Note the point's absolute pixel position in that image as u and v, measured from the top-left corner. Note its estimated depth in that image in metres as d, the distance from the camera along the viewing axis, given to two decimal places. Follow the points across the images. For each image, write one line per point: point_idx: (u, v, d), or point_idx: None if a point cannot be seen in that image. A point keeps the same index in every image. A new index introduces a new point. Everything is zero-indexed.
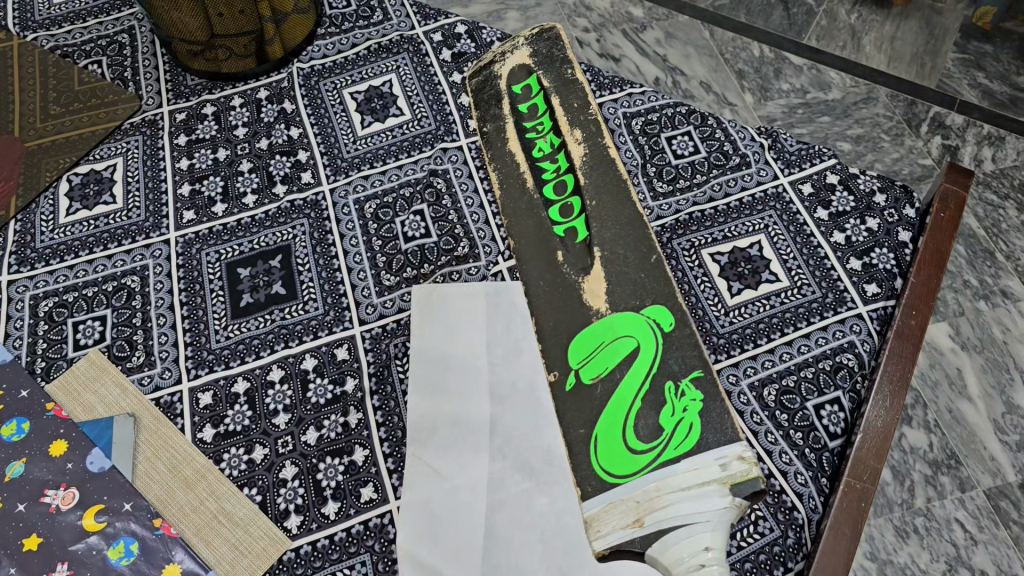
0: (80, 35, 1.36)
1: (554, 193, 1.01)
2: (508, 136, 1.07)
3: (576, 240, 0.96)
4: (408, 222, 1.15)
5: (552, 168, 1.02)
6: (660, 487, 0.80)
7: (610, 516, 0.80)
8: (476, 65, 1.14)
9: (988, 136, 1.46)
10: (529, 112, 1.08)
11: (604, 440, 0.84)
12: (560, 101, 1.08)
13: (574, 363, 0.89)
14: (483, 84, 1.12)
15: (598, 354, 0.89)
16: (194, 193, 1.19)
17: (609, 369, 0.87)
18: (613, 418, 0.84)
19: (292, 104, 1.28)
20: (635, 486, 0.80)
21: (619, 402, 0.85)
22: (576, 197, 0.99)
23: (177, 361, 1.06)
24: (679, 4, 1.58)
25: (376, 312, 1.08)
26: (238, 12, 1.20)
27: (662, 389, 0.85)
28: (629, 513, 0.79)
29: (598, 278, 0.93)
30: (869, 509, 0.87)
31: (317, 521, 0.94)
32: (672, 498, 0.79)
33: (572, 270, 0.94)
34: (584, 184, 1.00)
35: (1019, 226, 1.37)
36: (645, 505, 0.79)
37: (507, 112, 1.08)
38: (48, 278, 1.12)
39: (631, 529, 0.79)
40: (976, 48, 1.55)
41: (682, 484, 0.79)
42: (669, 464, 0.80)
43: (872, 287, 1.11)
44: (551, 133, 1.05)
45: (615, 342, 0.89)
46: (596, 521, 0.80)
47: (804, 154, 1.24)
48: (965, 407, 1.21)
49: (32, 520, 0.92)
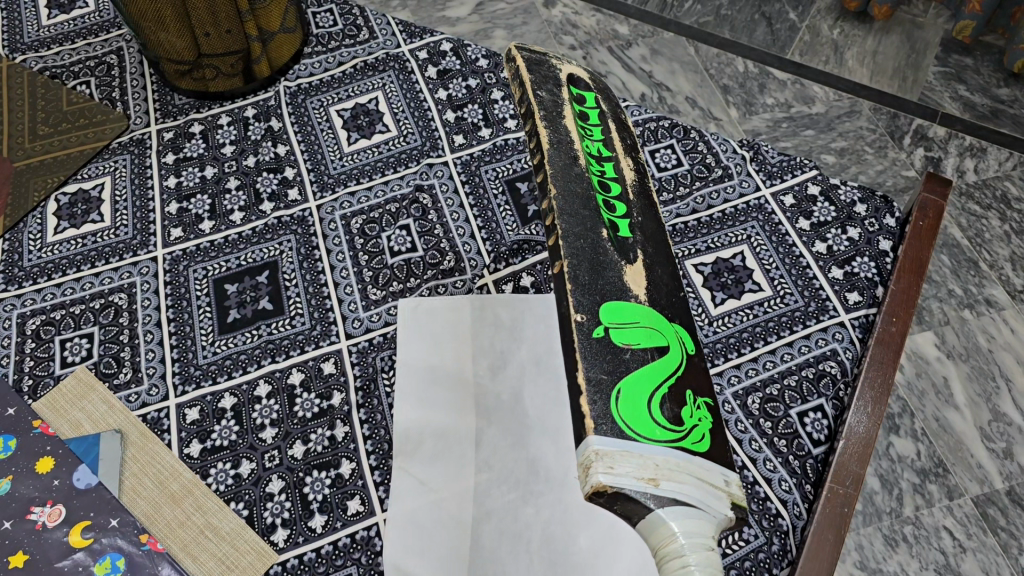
0: (68, 56, 1.37)
1: (598, 187, 0.87)
2: (563, 115, 0.91)
3: (616, 234, 0.84)
4: (394, 237, 1.16)
5: (593, 166, 0.89)
6: (680, 465, 0.70)
7: (624, 460, 0.69)
8: (530, 47, 0.96)
9: (970, 148, 1.48)
10: (581, 115, 0.93)
11: (626, 392, 0.73)
12: (615, 123, 0.94)
13: (607, 320, 0.78)
14: (536, 63, 0.95)
15: (635, 325, 0.77)
16: (182, 211, 1.20)
17: (639, 346, 0.76)
18: (639, 384, 0.74)
19: (278, 122, 1.29)
20: (654, 449, 0.70)
21: (647, 375, 0.74)
22: (621, 203, 0.87)
23: (163, 378, 1.06)
24: (663, 21, 1.61)
25: (362, 327, 1.09)
26: (225, 32, 1.22)
27: (682, 393, 0.74)
28: (645, 468, 0.69)
29: (639, 270, 0.82)
30: (852, 514, 0.88)
31: (303, 534, 0.95)
32: (688, 479, 0.70)
33: (611, 237, 0.83)
34: (632, 200, 0.88)
35: (1001, 236, 1.39)
36: (663, 469, 0.69)
37: (564, 98, 0.93)
38: (35, 296, 1.13)
39: (644, 481, 0.68)
40: (957, 62, 1.58)
41: (698, 472, 0.70)
42: (682, 451, 0.71)
43: (854, 296, 1.13)
44: (601, 144, 0.91)
45: (651, 328, 0.78)
46: (609, 458, 0.69)
47: (785, 166, 1.26)
48: (951, 415, 1.22)
49: (17, 537, 0.92)
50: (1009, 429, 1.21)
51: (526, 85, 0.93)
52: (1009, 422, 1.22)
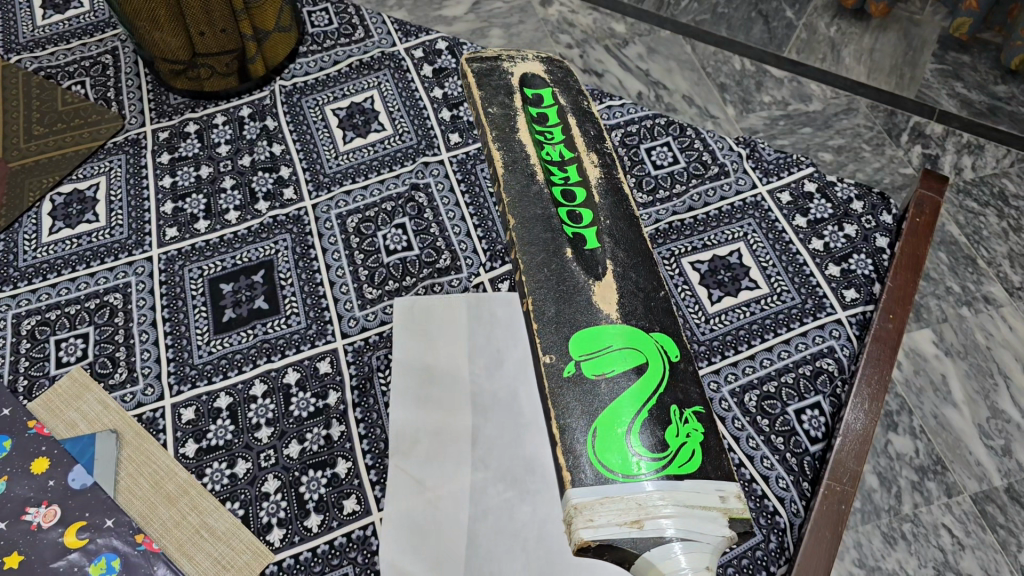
0: (63, 56, 1.37)
1: (563, 198, 0.95)
2: (517, 129, 1.01)
3: (585, 247, 0.91)
4: (390, 235, 1.16)
5: (558, 175, 0.97)
6: (666, 497, 0.75)
7: (604, 509, 0.75)
8: (482, 57, 1.07)
9: (968, 145, 1.48)
10: (539, 118, 1.02)
11: (602, 431, 0.79)
12: (572, 119, 1.03)
13: (577, 355, 0.84)
14: (490, 73, 1.06)
15: (604, 354, 0.83)
16: (177, 211, 1.20)
17: (612, 372, 0.82)
18: (616, 415, 0.80)
19: (274, 121, 1.29)
20: (636, 488, 0.76)
21: (622, 406, 0.80)
22: (587, 208, 0.94)
23: (159, 378, 1.06)
24: (660, 20, 1.61)
25: (358, 326, 1.09)
26: (220, 31, 1.21)
27: (668, 412, 0.80)
28: (627, 512, 0.75)
29: (608, 286, 0.88)
30: (849, 511, 0.88)
31: (299, 534, 0.95)
32: (674, 510, 0.74)
33: (583, 251, 0.91)
34: (597, 203, 0.95)
35: (999, 233, 1.39)
36: (645, 508, 0.75)
37: (517, 107, 1.03)
38: (31, 296, 1.12)
39: (627, 526, 0.74)
40: (954, 59, 1.58)
41: (684, 499, 0.75)
42: (672, 479, 0.76)
43: (851, 293, 1.12)
44: (563, 145, 1.00)
45: (623, 350, 0.83)
46: (589, 511, 0.75)
47: (782, 163, 1.26)
48: (950, 413, 1.21)
49: (12, 538, 0.91)
50: (1008, 426, 1.21)
51: (477, 102, 1.04)
52: (1007, 419, 1.22)
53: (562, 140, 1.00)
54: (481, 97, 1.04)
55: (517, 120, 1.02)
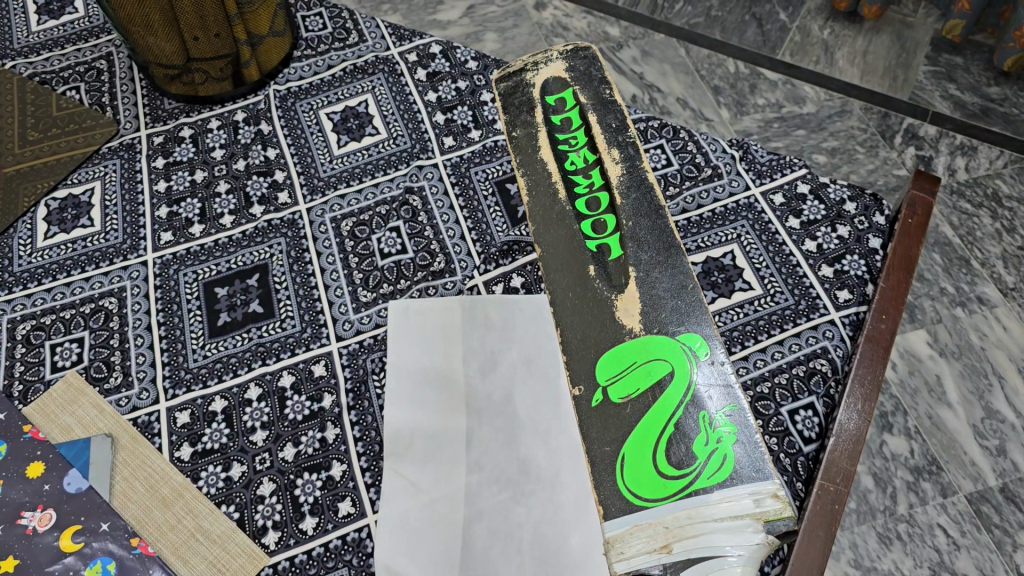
0: (57, 62, 1.37)
1: (587, 207, 0.96)
2: (539, 147, 1.02)
3: (610, 257, 0.92)
4: (384, 239, 1.17)
5: (582, 182, 0.98)
6: (693, 516, 0.75)
7: (634, 539, 0.76)
8: (508, 71, 1.09)
9: (961, 146, 1.49)
10: (563, 123, 1.03)
11: (631, 456, 0.80)
12: (592, 120, 1.03)
13: (601, 380, 0.85)
14: (512, 92, 1.07)
15: (628, 375, 0.84)
16: (172, 215, 1.21)
17: (638, 391, 0.83)
18: (643, 436, 0.80)
19: (269, 125, 1.30)
20: (664, 511, 0.76)
21: (649, 425, 0.81)
22: (611, 214, 0.95)
23: (154, 381, 1.06)
24: (654, 23, 1.61)
25: (353, 329, 1.09)
26: (213, 36, 1.21)
27: (696, 421, 0.80)
28: (656, 538, 0.75)
29: (632, 297, 0.89)
30: (841, 510, 0.87)
31: (294, 537, 0.95)
32: (704, 528, 0.75)
33: (611, 260, 0.92)
34: (621, 204, 0.95)
35: (992, 234, 1.39)
36: (674, 531, 0.75)
37: (540, 121, 1.03)
38: (25, 301, 1.13)
39: (658, 553, 0.74)
40: (946, 61, 1.59)
41: (714, 514, 0.75)
42: (699, 494, 0.76)
43: (844, 293, 1.13)
44: (586, 149, 1.00)
45: (646, 365, 0.84)
46: (619, 543, 0.76)
47: (774, 165, 1.26)
48: (944, 413, 1.22)
49: (9, 542, 0.92)
50: (1002, 426, 1.21)
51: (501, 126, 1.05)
52: (1002, 419, 1.22)
53: (585, 143, 1.00)
54: (506, 121, 1.05)
55: (540, 138, 1.02)
